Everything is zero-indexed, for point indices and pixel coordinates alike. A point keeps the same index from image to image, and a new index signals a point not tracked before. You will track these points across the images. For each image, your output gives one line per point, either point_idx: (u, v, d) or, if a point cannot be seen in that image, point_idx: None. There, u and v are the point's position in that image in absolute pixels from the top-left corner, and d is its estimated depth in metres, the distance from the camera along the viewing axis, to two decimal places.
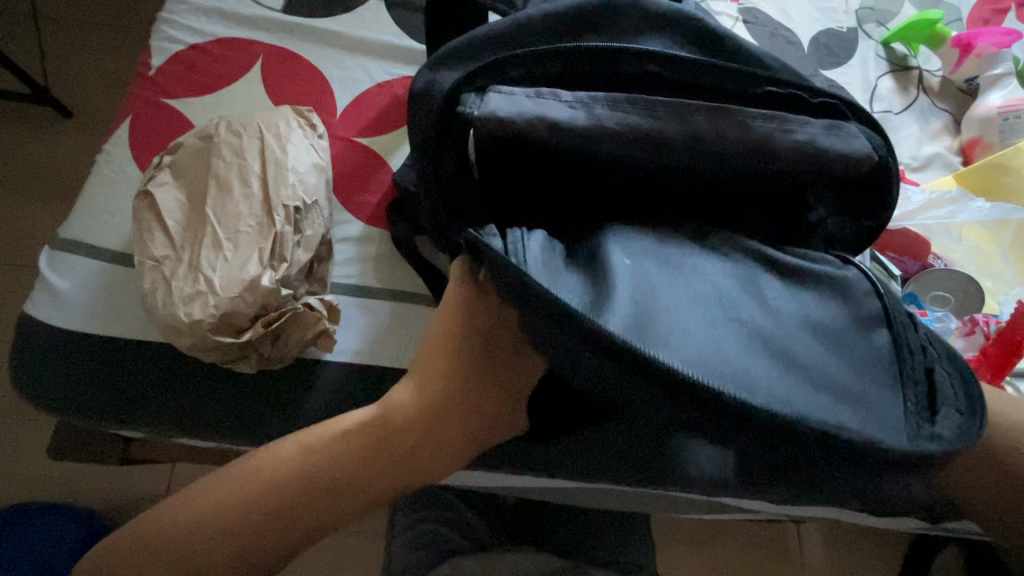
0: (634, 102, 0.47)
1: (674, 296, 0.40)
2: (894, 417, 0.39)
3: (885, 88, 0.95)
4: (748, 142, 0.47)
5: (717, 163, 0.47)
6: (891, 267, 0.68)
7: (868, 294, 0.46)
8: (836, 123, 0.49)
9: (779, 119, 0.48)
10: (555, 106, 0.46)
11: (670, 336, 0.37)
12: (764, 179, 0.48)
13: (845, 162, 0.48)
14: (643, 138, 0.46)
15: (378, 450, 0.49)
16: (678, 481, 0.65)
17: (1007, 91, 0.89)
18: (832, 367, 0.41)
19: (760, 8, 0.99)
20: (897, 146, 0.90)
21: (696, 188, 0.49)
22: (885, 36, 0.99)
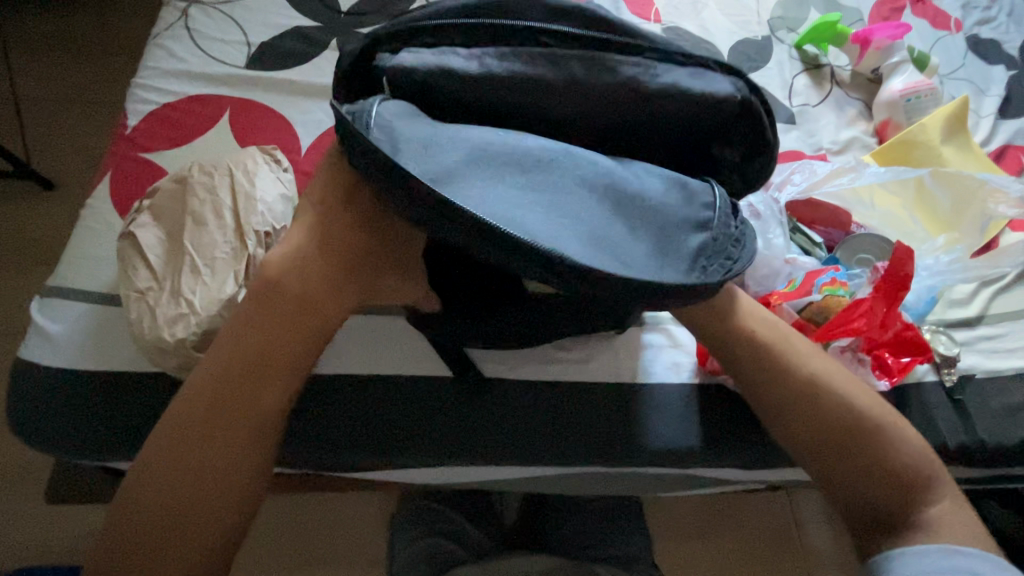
0: (520, 54, 0.53)
1: (497, 156, 0.50)
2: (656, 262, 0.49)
3: (800, 85, 1.05)
4: (614, 83, 0.53)
5: (591, 103, 0.54)
6: (815, 236, 0.76)
7: (705, 204, 0.54)
8: (701, 69, 0.55)
9: (645, 65, 0.54)
10: (452, 57, 0.53)
11: (474, 183, 0.48)
12: (633, 113, 0.55)
13: (701, 103, 0.54)
14: (525, 82, 0.53)
15: (276, 310, 0.56)
16: (645, 455, 0.69)
17: (906, 76, 0.99)
18: (633, 244, 0.50)
19: (682, 26, 1.10)
20: (818, 133, 1.00)
21: (587, 125, 0.56)
22: (796, 40, 1.10)
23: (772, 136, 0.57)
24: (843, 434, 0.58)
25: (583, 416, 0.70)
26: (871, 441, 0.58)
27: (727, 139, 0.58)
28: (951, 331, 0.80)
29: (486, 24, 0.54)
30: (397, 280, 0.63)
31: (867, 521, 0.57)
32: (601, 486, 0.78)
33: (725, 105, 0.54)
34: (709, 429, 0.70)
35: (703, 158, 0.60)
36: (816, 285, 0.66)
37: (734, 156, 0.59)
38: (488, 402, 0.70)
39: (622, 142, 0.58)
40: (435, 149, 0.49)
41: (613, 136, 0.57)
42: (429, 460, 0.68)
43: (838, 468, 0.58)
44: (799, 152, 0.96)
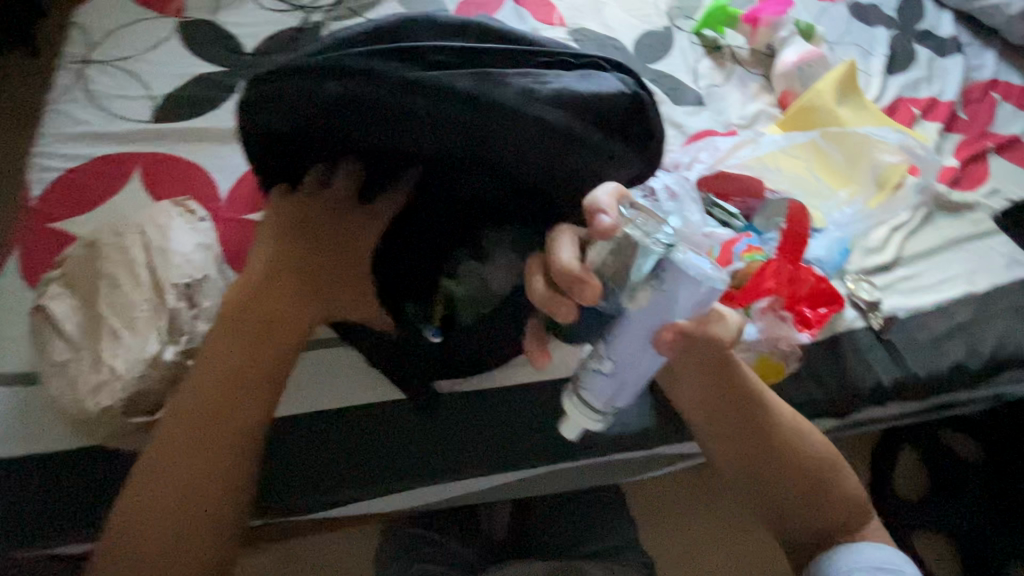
0: (411, 77, 0.52)
1: None
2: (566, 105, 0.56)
3: (704, 68, 1.11)
4: (508, 94, 0.52)
5: (489, 114, 0.52)
6: (731, 208, 0.79)
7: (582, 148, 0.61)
8: (587, 73, 0.57)
9: (532, 75, 0.54)
10: (347, 82, 0.52)
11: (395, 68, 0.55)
12: (531, 120, 0.53)
13: (593, 102, 0.56)
14: (420, 98, 0.52)
15: (248, 324, 0.57)
16: (603, 443, 0.71)
17: (797, 47, 1.06)
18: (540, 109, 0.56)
19: (586, 26, 1.14)
20: (726, 110, 1.05)
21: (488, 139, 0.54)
22: (694, 26, 1.15)
23: (657, 127, 0.61)
24: (792, 467, 0.64)
25: (539, 415, 0.71)
26: (815, 470, 0.65)
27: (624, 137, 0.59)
28: (871, 278, 0.85)
29: (363, 61, 0.53)
30: (350, 297, 0.64)
31: (809, 542, 0.65)
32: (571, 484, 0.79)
33: (613, 100, 0.57)
34: (659, 408, 0.73)
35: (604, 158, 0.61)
36: (734, 254, 0.69)
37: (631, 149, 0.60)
38: (442, 418, 0.70)
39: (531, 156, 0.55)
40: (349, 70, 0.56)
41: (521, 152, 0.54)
42: (391, 484, 0.67)
43: (796, 516, 0.65)
44: (711, 130, 1.00)
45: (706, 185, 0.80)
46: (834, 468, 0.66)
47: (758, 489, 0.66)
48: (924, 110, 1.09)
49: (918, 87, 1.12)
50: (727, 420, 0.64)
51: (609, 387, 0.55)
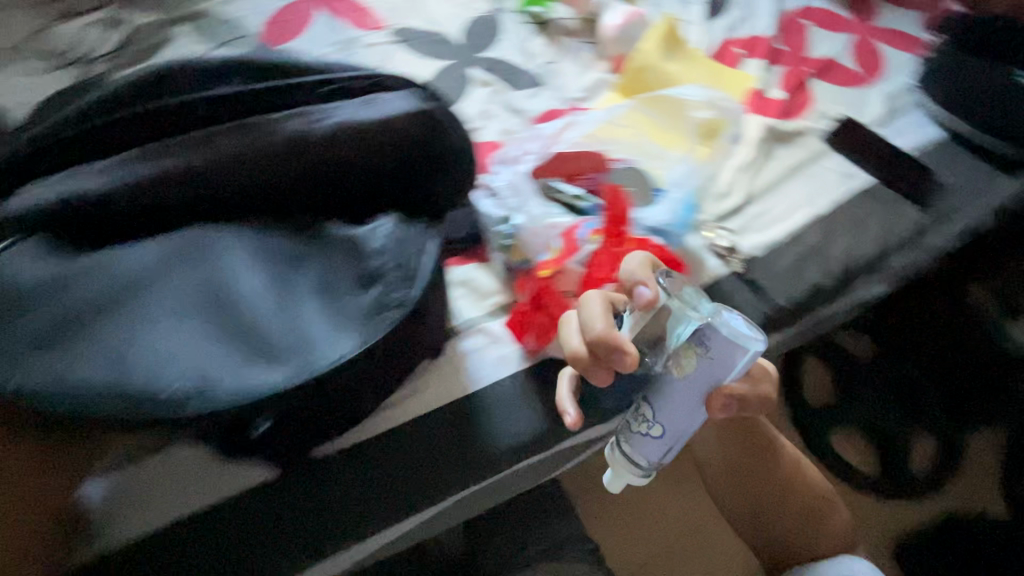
0: (174, 145, 0.52)
1: (141, 299, 0.48)
2: (331, 346, 0.50)
3: (536, 46, 1.09)
4: (277, 142, 0.52)
5: (264, 167, 0.52)
6: (573, 189, 0.77)
7: (375, 255, 0.54)
8: (372, 100, 0.56)
9: (306, 114, 0.53)
10: (99, 174, 0.51)
11: (114, 339, 0.47)
12: (314, 164, 0.53)
13: (379, 129, 0.54)
14: (184, 176, 0.51)
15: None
16: (500, 459, 0.69)
17: (618, 10, 1.06)
18: (303, 332, 0.51)
19: (409, 24, 1.09)
20: (566, 86, 1.04)
21: (277, 193, 0.54)
22: (519, 5, 1.13)
23: (463, 140, 0.59)
24: (792, 503, 0.76)
25: (430, 450, 0.68)
26: (813, 499, 0.77)
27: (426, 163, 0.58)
28: (726, 225, 0.88)
29: (125, 159, 0.52)
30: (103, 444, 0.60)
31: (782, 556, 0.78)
32: (486, 505, 0.76)
33: (400, 124, 0.55)
34: (549, 406, 0.72)
35: (420, 179, 0.58)
36: (580, 239, 0.69)
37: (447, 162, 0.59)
38: (324, 483, 0.65)
39: (305, 207, 0.56)
40: (64, 302, 0.48)
41: (293, 201, 0.55)
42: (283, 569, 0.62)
43: (786, 540, 0.77)
44: (553, 108, 0.99)
45: (545, 172, 0.79)
46: (815, 497, 0.77)
47: (752, 516, 0.79)
48: (747, 48, 1.13)
49: (738, 27, 1.16)
50: (745, 461, 0.76)
51: (658, 447, 0.56)
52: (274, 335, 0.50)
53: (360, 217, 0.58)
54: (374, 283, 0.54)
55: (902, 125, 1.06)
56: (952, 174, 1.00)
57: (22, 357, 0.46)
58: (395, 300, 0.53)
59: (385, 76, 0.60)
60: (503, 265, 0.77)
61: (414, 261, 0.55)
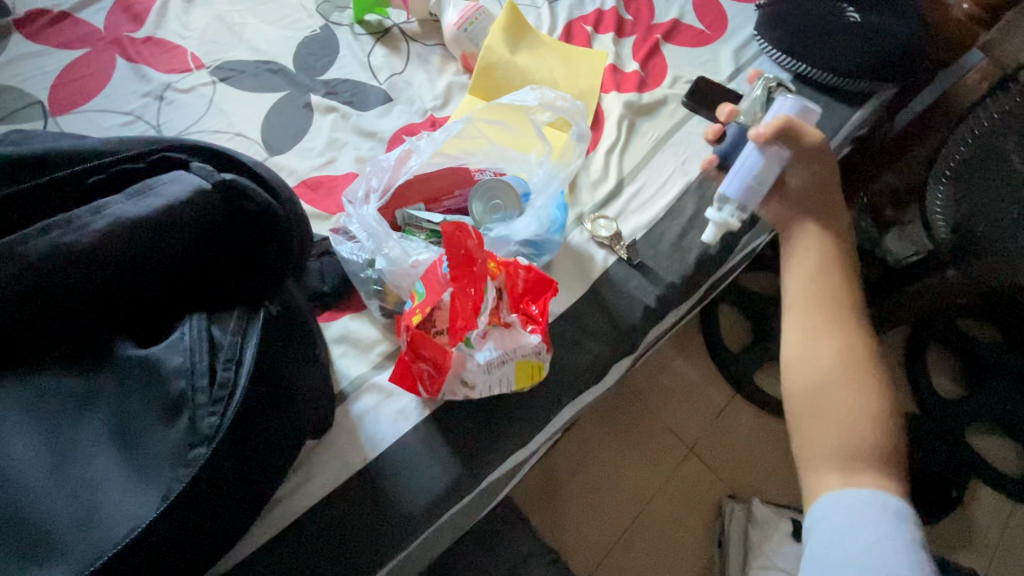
0: None
1: None
2: (128, 513, 0.41)
3: (379, 59, 1.01)
4: (20, 269, 0.43)
5: (13, 300, 0.43)
6: (434, 217, 0.71)
7: (174, 373, 0.45)
8: (146, 186, 0.48)
9: (57, 224, 0.44)
10: None
11: None
12: (84, 281, 0.45)
13: (159, 220, 0.46)
14: None
15: None
16: (418, 523, 0.63)
17: (455, 6, 1.00)
18: (95, 500, 0.42)
19: (231, 57, 0.97)
20: (418, 97, 0.97)
21: (43, 323, 0.45)
22: (351, 17, 1.05)
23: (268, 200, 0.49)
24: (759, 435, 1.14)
25: (337, 536, 0.60)
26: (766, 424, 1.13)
27: (235, 245, 0.51)
28: (604, 212, 0.87)
29: None
30: None
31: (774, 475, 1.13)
32: (422, 563, 0.71)
33: (185, 210, 0.47)
34: (460, 450, 0.67)
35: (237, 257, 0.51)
36: (443, 273, 0.60)
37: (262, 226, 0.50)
38: None
39: (86, 332, 0.47)
40: None
41: (67, 327, 0.46)
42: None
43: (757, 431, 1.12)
44: (409, 125, 0.93)
45: (404, 200, 0.73)
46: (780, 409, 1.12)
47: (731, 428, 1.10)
48: (595, 24, 1.11)
49: (583, 3, 1.14)
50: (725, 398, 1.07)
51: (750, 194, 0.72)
52: (44, 521, 0.40)
53: (168, 322, 0.50)
54: (180, 409, 0.45)
55: (753, 75, 1.09)
56: None
57: None
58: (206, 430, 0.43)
59: (169, 150, 0.51)
60: (380, 311, 0.70)
61: (222, 375, 0.45)
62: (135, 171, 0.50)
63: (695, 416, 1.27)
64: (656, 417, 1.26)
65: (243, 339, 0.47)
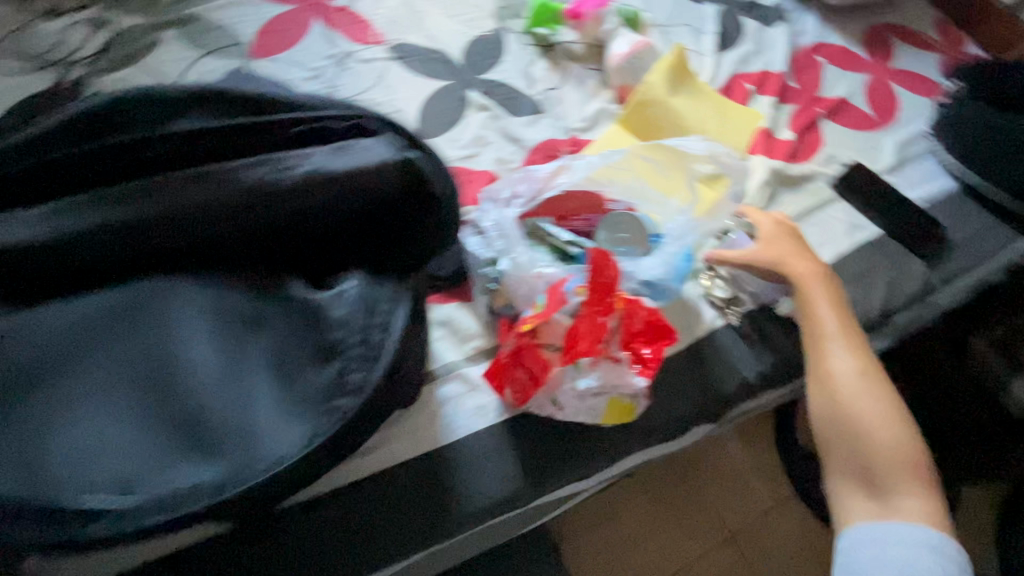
0: (132, 191, 0.50)
1: (88, 372, 0.48)
2: (279, 437, 0.49)
3: (539, 70, 1.05)
4: (240, 191, 0.50)
5: (226, 217, 0.51)
6: (562, 234, 0.72)
7: (336, 322, 0.52)
8: (348, 143, 0.53)
9: (272, 162, 0.51)
10: (33, 217, 0.49)
11: (55, 414, 0.47)
12: (281, 216, 0.52)
13: (351, 176, 0.51)
14: (140, 220, 0.49)
15: None
16: (469, 521, 0.64)
17: (625, 38, 1.02)
18: (255, 416, 0.49)
19: (409, 39, 1.05)
20: (566, 114, 1.00)
21: (241, 244, 0.52)
22: (524, 26, 1.10)
23: (440, 187, 0.55)
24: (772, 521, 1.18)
25: (394, 508, 0.63)
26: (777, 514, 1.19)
27: (400, 213, 0.54)
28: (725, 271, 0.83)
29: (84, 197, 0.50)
30: None
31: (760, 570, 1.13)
32: (454, 556, 0.72)
33: (372, 173, 0.52)
34: (527, 462, 0.67)
35: (397, 221, 0.54)
36: (567, 292, 0.62)
37: (427, 203, 0.54)
38: (278, 540, 0.60)
39: (271, 262, 0.54)
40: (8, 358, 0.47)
41: (254, 253, 0.53)
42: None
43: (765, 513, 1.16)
44: (553, 140, 0.95)
45: (542, 213, 0.74)
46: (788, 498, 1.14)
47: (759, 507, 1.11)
48: (756, 84, 1.09)
49: (749, 61, 1.12)
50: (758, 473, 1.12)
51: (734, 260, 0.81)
52: (213, 421, 0.48)
53: (326, 268, 0.56)
54: (333, 355, 0.51)
55: (913, 174, 1.02)
56: (963, 228, 0.96)
57: None
58: (351, 382, 0.50)
59: (365, 116, 0.56)
60: (487, 308, 0.73)
61: (373, 335, 0.51)
62: (336, 128, 0.56)
63: (747, 503, 1.19)
64: (706, 491, 1.19)
65: (392, 307, 0.53)
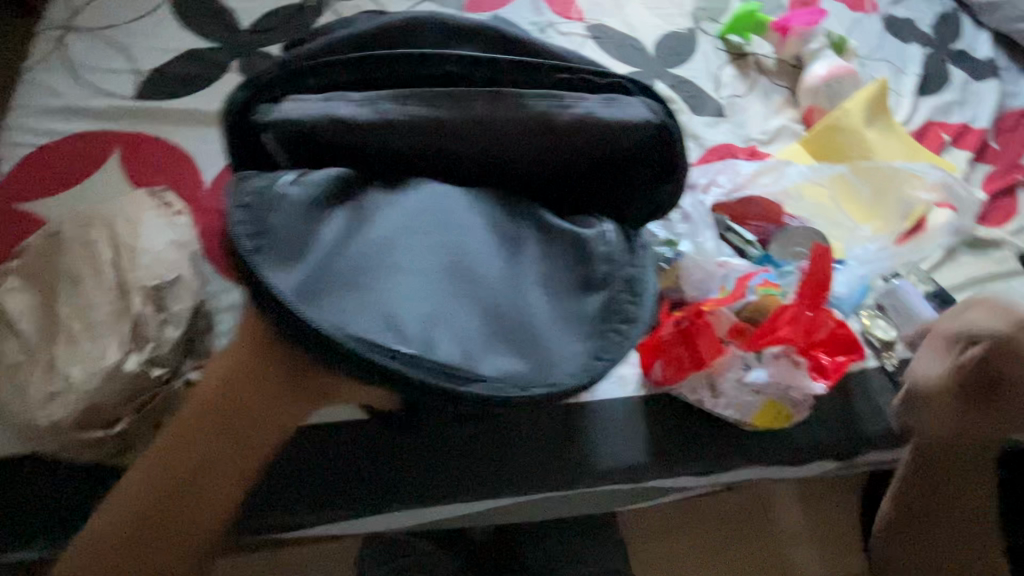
0: (417, 97, 0.50)
1: (409, 256, 0.46)
2: (579, 352, 0.50)
3: (727, 76, 1.05)
4: (525, 120, 0.51)
5: (506, 145, 0.52)
6: (745, 233, 0.74)
7: (608, 257, 0.54)
8: (616, 96, 0.53)
9: (554, 98, 0.52)
10: (334, 102, 0.50)
11: (380, 296, 0.44)
12: (557, 152, 0.53)
13: (620, 132, 0.53)
14: (426, 131, 0.50)
15: (138, 521, 0.44)
16: (593, 477, 0.66)
17: (828, 61, 1.00)
18: (555, 329, 0.50)
19: (606, 22, 1.07)
20: (747, 124, 0.99)
21: (515, 170, 0.54)
22: (720, 30, 1.09)
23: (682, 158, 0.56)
24: None
25: (529, 443, 0.66)
26: None
27: (650, 172, 0.57)
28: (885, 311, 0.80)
29: (365, 97, 0.50)
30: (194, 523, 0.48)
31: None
32: (557, 508, 0.74)
33: (635, 130, 0.53)
34: (658, 439, 0.68)
35: (651, 182, 0.58)
36: (748, 287, 0.65)
37: (666, 182, 0.58)
38: (426, 439, 0.65)
39: (537, 189, 0.57)
40: (328, 237, 0.46)
41: (524, 180, 0.56)
42: (339, 516, 0.63)
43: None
44: (730, 145, 0.95)
45: (724, 211, 0.76)
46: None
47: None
48: (954, 136, 1.03)
49: (949, 111, 1.06)
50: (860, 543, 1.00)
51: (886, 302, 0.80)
52: (522, 328, 0.49)
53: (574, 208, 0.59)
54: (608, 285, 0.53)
55: None
56: None
57: (298, 299, 0.43)
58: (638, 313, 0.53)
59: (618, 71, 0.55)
60: None
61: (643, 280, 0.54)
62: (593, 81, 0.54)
63: (842, 570, 0.99)
64: None
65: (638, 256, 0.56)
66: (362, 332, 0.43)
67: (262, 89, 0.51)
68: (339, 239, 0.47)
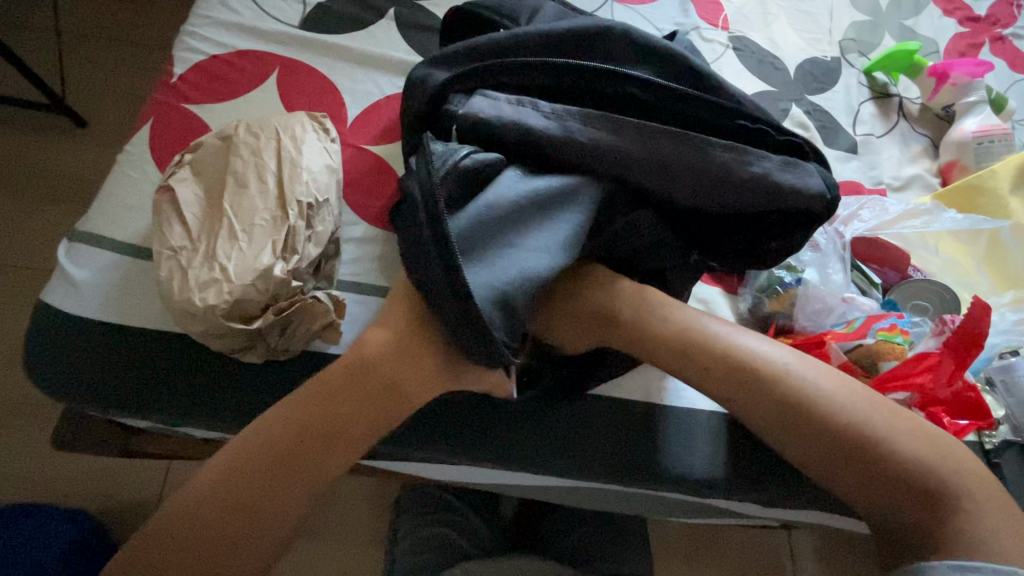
0: (605, 121, 0.58)
1: (536, 239, 0.53)
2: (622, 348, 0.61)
3: (866, 113, 1.01)
4: (704, 164, 0.58)
5: (676, 181, 0.58)
6: (872, 275, 0.72)
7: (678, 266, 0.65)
8: (794, 162, 0.60)
9: (738, 151, 0.58)
10: (531, 114, 0.58)
11: (511, 266, 0.51)
12: (723, 199, 0.59)
13: (794, 193, 0.59)
14: (609, 151, 0.58)
15: (296, 427, 0.52)
16: (665, 481, 0.65)
17: (982, 117, 0.95)
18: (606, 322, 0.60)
19: (750, 35, 1.05)
20: (879, 166, 0.95)
21: (673, 207, 0.61)
22: (866, 65, 1.05)
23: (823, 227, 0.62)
24: None
25: (606, 432, 0.66)
26: None
27: (790, 228, 0.62)
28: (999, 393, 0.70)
29: (569, 114, 0.58)
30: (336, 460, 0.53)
31: None
32: (611, 499, 0.75)
33: (804, 198, 0.59)
34: (737, 461, 0.67)
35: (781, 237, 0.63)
36: (871, 330, 0.64)
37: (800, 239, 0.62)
38: (508, 409, 0.65)
39: (678, 222, 0.64)
40: (491, 207, 0.53)
41: (669, 216, 0.63)
42: (399, 455, 0.63)
43: None
44: (858, 183, 0.92)
45: (853, 248, 0.74)
46: None
47: None
48: None
49: None
50: None
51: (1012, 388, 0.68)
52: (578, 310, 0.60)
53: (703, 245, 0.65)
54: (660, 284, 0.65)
55: None
56: None
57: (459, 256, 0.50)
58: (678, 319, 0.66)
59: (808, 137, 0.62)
60: (750, 305, 0.70)
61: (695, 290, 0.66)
62: (771, 136, 0.60)
63: None
64: None
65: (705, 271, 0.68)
66: (490, 316, 0.49)
67: (473, 84, 0.61)
68: (483, 219, 0.52)
